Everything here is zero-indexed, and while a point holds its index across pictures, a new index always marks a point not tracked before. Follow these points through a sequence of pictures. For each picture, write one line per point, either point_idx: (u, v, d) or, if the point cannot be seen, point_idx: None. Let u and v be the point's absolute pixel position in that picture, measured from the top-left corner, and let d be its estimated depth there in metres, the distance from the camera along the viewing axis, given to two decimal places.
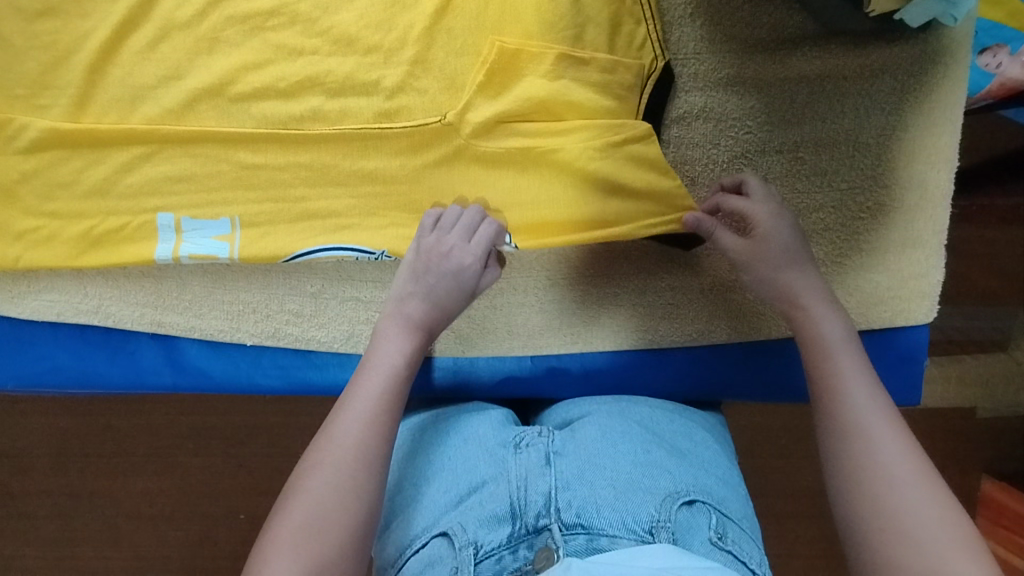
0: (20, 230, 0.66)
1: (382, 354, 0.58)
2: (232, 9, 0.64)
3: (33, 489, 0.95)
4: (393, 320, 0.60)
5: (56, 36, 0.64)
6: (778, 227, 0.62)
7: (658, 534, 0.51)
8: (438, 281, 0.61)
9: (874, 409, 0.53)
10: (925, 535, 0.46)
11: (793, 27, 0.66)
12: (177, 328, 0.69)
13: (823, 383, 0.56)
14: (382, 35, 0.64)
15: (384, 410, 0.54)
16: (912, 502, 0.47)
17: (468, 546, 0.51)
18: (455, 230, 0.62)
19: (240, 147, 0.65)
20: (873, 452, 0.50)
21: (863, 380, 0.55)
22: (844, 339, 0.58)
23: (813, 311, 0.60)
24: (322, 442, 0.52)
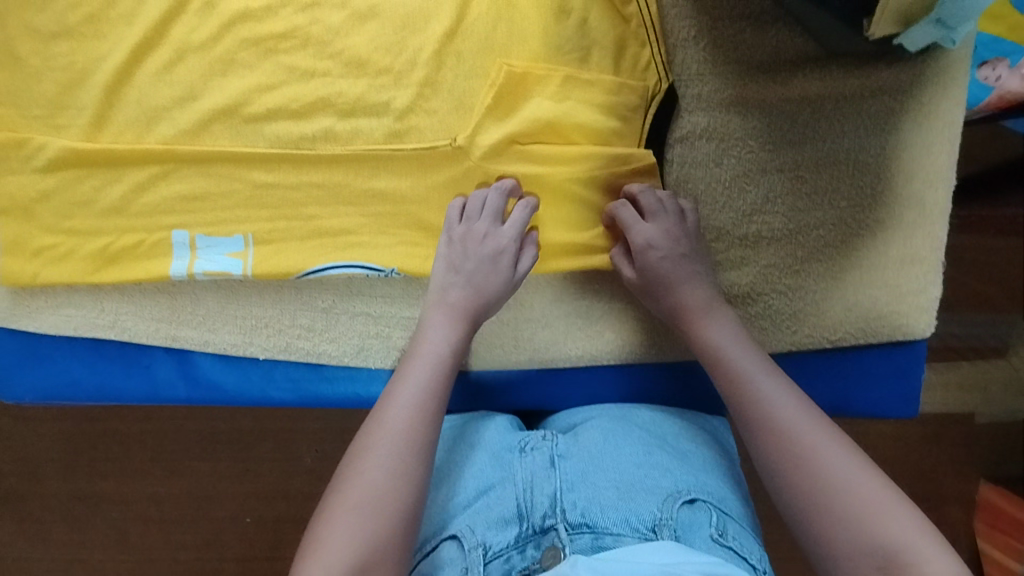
0: (37, 247, 0.67)
1: (429, 342, 0.61)
2: (245, 32, 0.66)
3: (44, 496, 0.96)
4: (441, 307, 0.63)
5: (73, 57, 0.65)
6: (654, 257, 0.64)
7: (661, 532, 0.54)
8: (476, 266, 0.64)
9: (776, 396, 0.58)
10: (847, 500, 0.51)
11: (795, 49, 0.68)
12: (192, 342, 0.70)
13: (729, 388, 0.60)
14: (393, 57, 0.66)
15: (432, 394, 0.58)
16: (829, 473, 0.53)
17: (477, 548, 0.54)
18: (487, 215, 0.65)
19: (253, 166, 0.67)
20: (784, 438, 0.55)
21: (762, 372, 0.59)
22: (736, 340, 0.62)
23: (700, 326, 0.63)
24: (372, 427, 0.56)
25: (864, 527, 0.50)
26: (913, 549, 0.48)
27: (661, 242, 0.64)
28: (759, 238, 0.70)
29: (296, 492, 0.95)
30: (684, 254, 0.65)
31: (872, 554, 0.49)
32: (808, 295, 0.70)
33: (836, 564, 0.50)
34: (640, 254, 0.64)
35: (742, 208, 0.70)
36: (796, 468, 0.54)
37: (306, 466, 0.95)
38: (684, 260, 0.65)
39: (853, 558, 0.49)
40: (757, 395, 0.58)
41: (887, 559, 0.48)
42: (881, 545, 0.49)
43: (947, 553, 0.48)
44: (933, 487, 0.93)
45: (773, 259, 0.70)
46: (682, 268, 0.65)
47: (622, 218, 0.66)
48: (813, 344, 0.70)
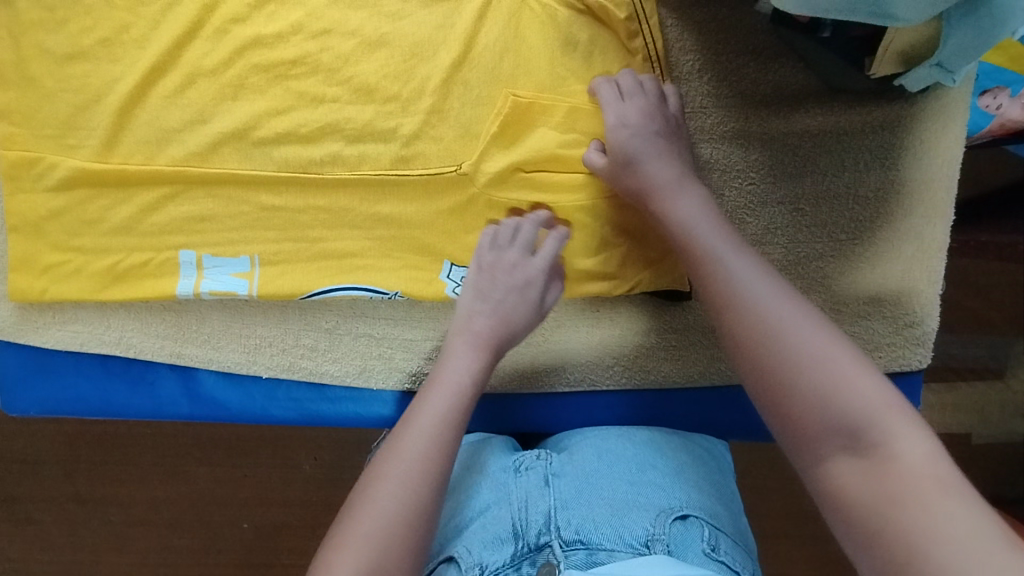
0: (46, 264, 0.68)
1: (450, 371, 0.60)
2: (257, 58, 0.67)
3: (44, 502, 0.97)
4: (467, 332, 0.63)
5: (86, 79, 0.66)
6: (625, 133, 0.62)
7: (654, 546, 0.54)
8: (504, 295, 0.64)
9: (747, 271, 0.55)
10: (818, 373, 0.49)
11: (797, 85, 0.69)
12: (196, 360, 0.71)
13: (694, 265, 0.58)
14: (401, 85, 0.67)
15: (448, 425, 0.57)
16: (801, 348, 0.50)
17: (473, 567, 0.55)
18: (520, 244, 0.65)
19: (261, 189, 0.68)
20: (753, 311, 0.53)
21: (733, 248, 0.57)
22: (705, 215, 0.59)
23: (668, 202, 0.60)
24: (387, 456, 0.56)
25: (833, 400, 0.48)
26: (883, 421, 0.46)
27: (633, 119, 0.63)
28: None
29: (295, 500, 0.96)
30: (655, 132, 0.63)
31: (843, 426, 0.47)
32: None
33: (801, 440, 0.49)
34: (610, 131, 0.63)
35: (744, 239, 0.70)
36: (766, 344, 0.51)
37: (304, 473, 0.96)
38: (657, 137, 0.63)
39: (820, 430, 0.48)
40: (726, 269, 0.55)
41: (855, 435, 0.47)
42: (849, 420, 0.47)
43: (919, 427, 0.46)
44: None
45: None
46: (655, 143, 0.62)
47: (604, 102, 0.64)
48: None
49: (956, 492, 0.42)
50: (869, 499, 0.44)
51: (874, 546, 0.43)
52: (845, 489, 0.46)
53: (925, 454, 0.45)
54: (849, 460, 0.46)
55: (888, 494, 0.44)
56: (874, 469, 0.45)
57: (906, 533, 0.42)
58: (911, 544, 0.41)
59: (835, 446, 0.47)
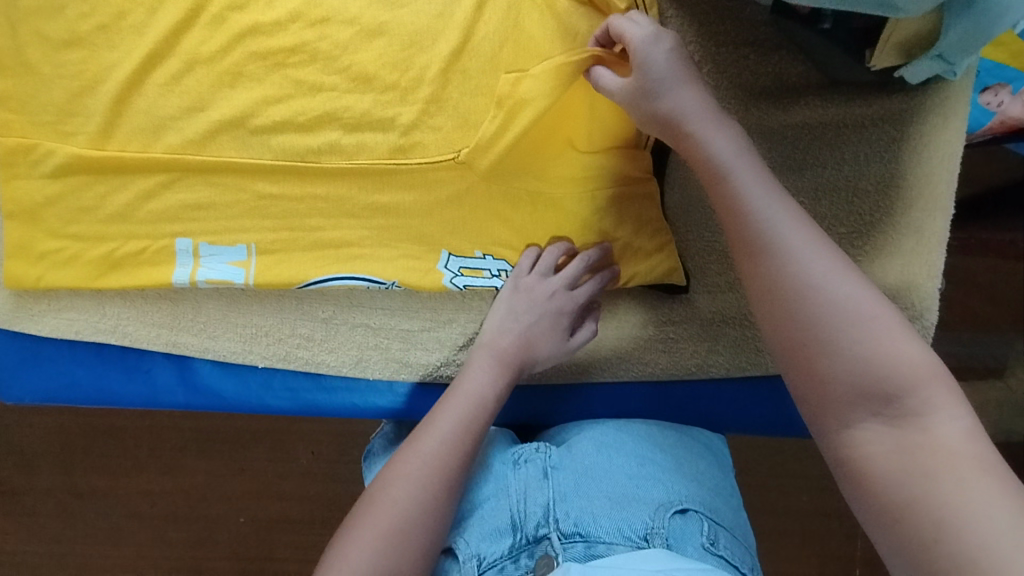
0: (42, 250, 0.68)
1: (471, 382, 0.62)
2: (255, 46, 0.67)
3: (39, 493, 0.97)
4: (496, 348, 0.64)
5: (83, 66, 0.66)
6: (653, 51, 0.55)
7: (653, 539, 0.54)
8: (535, 318, 0.65)
9: (786, 220, 0.50)
10: (859, 334, 0.45)
11: (797, 77, 0.69)
12: (192, 349, 0.71)
13: (723, 209, 0.53)
14: (400, 74, 0.67)
15: (470, 431, 0.58)
16: (843, 305, 0.46)
17: (471, 559, 0.55)
18: (563, 272, 0.66)
19: (258, 178, 0.68)
20: (791, 262, 0.49)
21: (771, 193, 0.51)
22: (743, 155, 0.53)
23: (702, 133, 0.54)
24: (407, 456, 0.56)
25: (872, 363, 0.45)
26: (923, 388, 0.44)
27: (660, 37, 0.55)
28: None
29: (291, 493, 0.96)
30: (682, 56, 0.56)
31: (879, 392, 0.44)
32: None
33: (826, 402, 0.46)
34: (633, 46, 0.55)
35: None
36: (801, 298, 0.47)
37: (301, 467, 0.96)
38: (684, 61, 0.55)
39: (853, 394, 0.45)
40: (762, 213, 0.51)
41: (890, 402, 0.44)
42: (887, 386, 0.44)
43: (958, 399, 0.44)
44: None
45: None
46: (685, 65, 0.55)
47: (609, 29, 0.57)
48: None
49: (990, 468, 0.40)
50: (897, 470, 0.43)
51: (898, 519, 0.42)
52: (870, 458, 0.44)
53: (961, 430, 0.42)
54: (879, 427, 0.44)
55: (920, 466, 0.42)
56: (906, 439, 0.43)
57: (934, 509, 0.40)
58: (940, 518, 0.40)
59: (865, 412, 0.45)
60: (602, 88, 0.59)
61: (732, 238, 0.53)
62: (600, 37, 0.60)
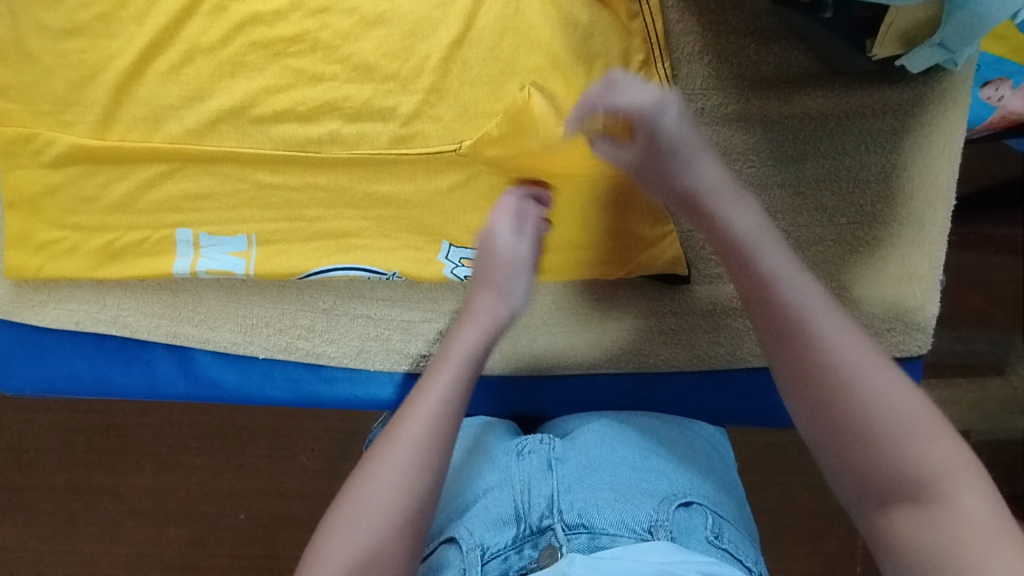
0: (42, 240, 0.68)
1: (461, 344, 0.58)
2: (255, 35, 0.67)
3: (38, 488, 0.97)
4: (477, 312, 0.60)
5: (83, 55, 0.66)
6: (658, 122, 0.57)
7: (657, 532, 0.53)
8: (485, 261, 0.62)
9: (815, 302, 0.51)
10: (885, 416, 0.47)
11: (799, 66, 0.68)
12: (192, 340, 0.71)
13: (748, 288, 0.54)
14: (400, 63, 0.67)
15: (455, 399, 0.54)
16: (875, 396, 0.47)
17: (475, 548, 0.54)
18: (507, 220, 0.62)
19: (259, 168, 0.68)
20: (820, 350, 0.49)
21: (796, 272, 0.53)
22: (766, 230, 0.55)
23: (725, 210, 0.56)
24: (390, 436, 0.52)
25: (902, 455, 0.46)
26: (949, 468, 0.45)
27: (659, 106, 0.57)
28: None
29: (290, 490, 0.95)
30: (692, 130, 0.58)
31: (908, 480, 0.45)
32: None
33: (857, 481, 0.47)
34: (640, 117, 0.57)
35: None
36: (829, 379, 0.49)
37: (301, 464, 0.95)
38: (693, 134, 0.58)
39: (882, 481, 0.46)
40: (787, 296, 0.52)
41: (919, 482, 0.45)
42: (915, 468, 0.45)
43: (979, 478, 0.45)
44: None
45: None
46: (698, 140, 0.58)
47: (598, 94, 0.58)
48: None
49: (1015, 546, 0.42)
50: (925, 545, 0.44)
51: None
52: (900, 534, 0.46)
53: (984, 507, 0.44)
54: (908, 508, 0.45)
55: (949, 541, 0.43)
56: (933, 517, 0.44)
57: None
58: None
59: (894, 492, 0.46)
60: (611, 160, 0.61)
61: (755, 316, 0.54)
62: (581, 117, 0.60)
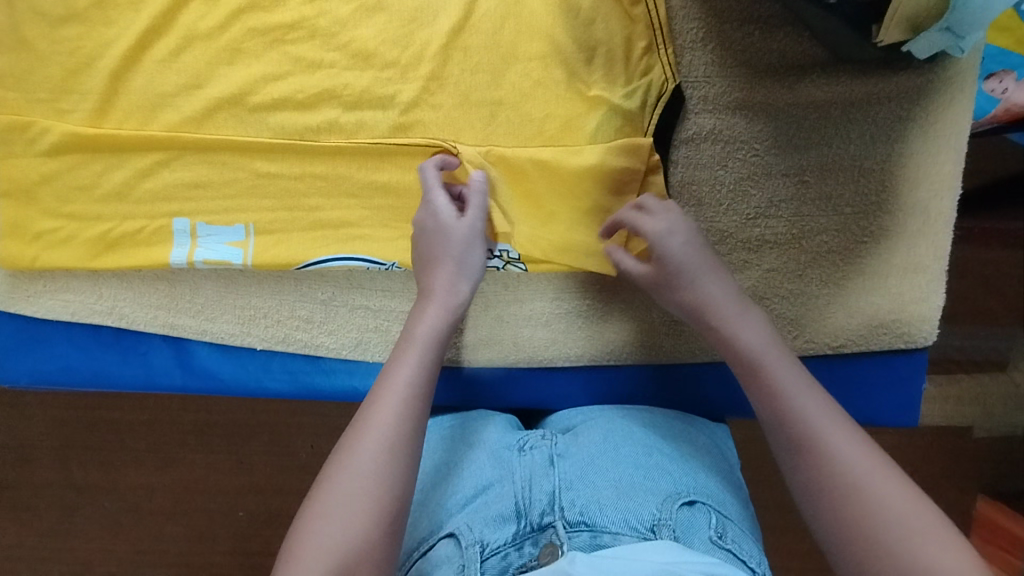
0: (38, 230, 0.67)
1: (421, 327, 0.58)
2: (253, 22, 0.66)
3: (35, 484, 0.96)
4: (437, 290, 0.60)
5: (79, 42, 0.66)
6: (677, 241, 0.60)
7: (660, 531, 0.52)
8: (428, 239, 0.62)
9: (822, 414, 0.51)
10: (890, 524, 0.45)
11: (803, 54, 0.67)
12: (189, 331, 0.70)
13: (760, 397, 0.54)
14: (400, 51, 0.67)
15: (421, 382, 0.54)
16: (879, 502, 0.46)
17: (474, 545, 0.53)
18: (438, 192, 0.62)
19: (257, 156, 0.67)
20: (828, 458, 0.49)
21: (806, 387, 0.53)
22: (772, 344, 0.56)
23: (731, 325, 0.57)
24: (359, 425, 0.52)
25: (910, 559, 0.43)
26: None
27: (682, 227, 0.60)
28: (763, 242, 0.69)
29: (289, 488, 0.94)
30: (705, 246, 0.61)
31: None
32: (810, 300, 0.69)
33: None
34: (660, 240, 0.60)
35: (747, 211, 0.69)
36: (835, 488, 0.48)
37: (299, 461, 0.94)
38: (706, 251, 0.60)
39: None
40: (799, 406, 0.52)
41: None
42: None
43: None
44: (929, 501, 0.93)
45: (773, 264, 0.69)
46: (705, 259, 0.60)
47: (628, 213, 0.62)
48: (812, 350, 0.70)
49: None
50: None
51: None
52: None
53: None
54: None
55: None
56: None
57: None
58: None
59: None
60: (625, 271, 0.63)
61: (767, 427, 0.53)
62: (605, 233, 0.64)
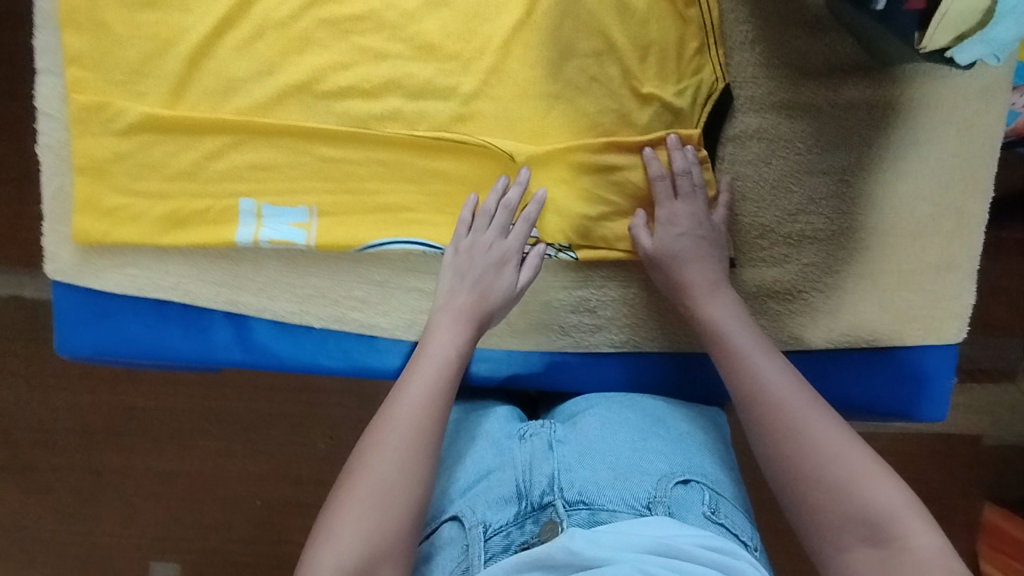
0: (110, 206, 0.70)
1: (436, 344, 0.63)
2: (324, 13, 0.69)
3: (73, 460, 0.98)
4: (451, 307, 0.65)
5: (157, 27, 0.69)
6: (673, 233, 0.68)
7: (656, 507, 0.55)
8: (481, 275, 0.66)
9: (772, 371, 0.61)
10: (834, 464, 0.54)
11: (848, 58, 0.70)
12: (250, 308, 0.72)
13: (721, 359, 0.64)
14: (462, 45, 0.70)
15: (444, 383, 0.60)
16: (815, 443, 0.56)
17: (478, 525, 0.55)
18: (511, 238, 0.67)
19: (322, 141, 0.70)
20: (779, 409, 0.59)
21: (761, 351, 0.63)
22: (733, 318, 0.66)
23: (702, 302, 0.67)
24: (380, 422, 0.57)
25: (849, 496, 0.53)
26: (898, 517, 0.51)
27: (682, 221, 0.68)
28: (803, 237, 0.72)
29: (316, 475, 0.97)
30: (704, 237, 0.68)
31: (858, 520, 0.52)
32: (848, 295, 0.72)
33: (821, 526, 0.53)
34: (659, 228, 0.68)
35: (789, 207, 0.72)
36: (791, 436, 0.57)
37: (320, 451, 0.97)
38: (704, 243, 0.68)
39: (844, 518, 0.52)
40: (758, 370, 0.61)
41: (875, 527, 0.51)
42: (868, 513, 0.52)
43: (932, 526, 0.51)
44: (937, 507, 0.95)
45: (813, 258, 0.72)
46: (694, 250, 0.68)
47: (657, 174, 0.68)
48: (849, 343, 0.72)
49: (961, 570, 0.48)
50: None
51: None
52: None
53: (937, 545, 0.50)
54: (867, 551, 0.51)
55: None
56: (890, 559, 0.50)
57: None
58: None
59: (855, 537, 0.52)
60: (637, 243, 0.69)
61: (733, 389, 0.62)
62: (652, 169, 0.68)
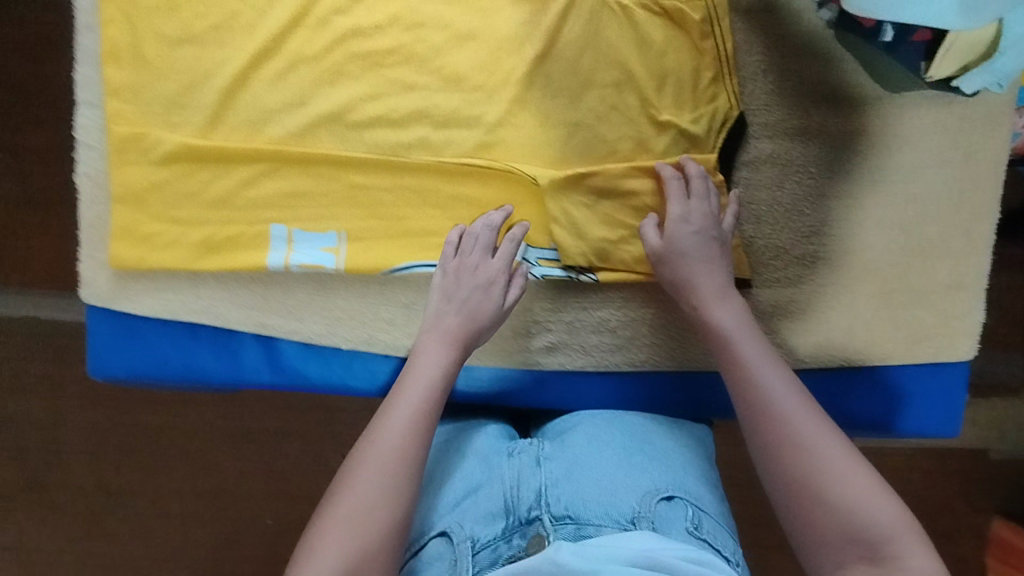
0: (146, 233, 0.72)
1: (423, 365, 0.64)
2: (354, 47, 0.72)
3: (95, 479, 0.99)
4: (437, 328, 0.67)
5: (195, 61, 0.72)
6: (686, 230, 0.68)
7: (640, 523, 0.57)
8: (468, 295, 0.68)
9: (778, 386, 0.61)
10: (839, 482, 0.55)
11: (857, 87, 0.73)
12: (280, 331, 0.74)
13: (729, 369, 0.64)
14: (487, 76, 0.73)
15: (431, 404, 0.62)
16: (820, 459, 0.57)
17: (466, 541, 0.58)
18: (495, 260, 0.69)
19: (351, 169, 0.72)
20: (787, 423, 0.59)
21: (767, 363, 0.63)
22: (742, 326, 0.66)
23: (714, 308, 0.67)
24: (365, 444, 0.59)
25: (847, 515, 0.54)
26: (894, 537, 0.53)
27: (695, 219, 0.69)
28: (817, 258, 0.74)
29: None
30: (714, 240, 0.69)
31: (855, 538, 0.53)
32: (861, 313, 0.74)
33: (818, 544, 0.55)
34: (672, 223, 0.69)
35: (802, 229, 0.74)
36: (797, 452, 0.58)
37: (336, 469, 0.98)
38: (713, 244, 0.69)
39: (842, 537, 0.54)
40: (765, 385, 0.61)
41: (873, 546, 0.53)
42: (867, 532, 0.53)
43: (926, 546, 0.53)
44: (945, 521, 0.97)
45: (827, 278, 0.74)
46: (705, 252, 0.69)
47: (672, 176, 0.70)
48: (864, 361, 0.74)
49: None
50: None
51: None
52: None
53: (931, 565, 0.51)
54: (866, 570, 0.52)
55: None
56: None
57: None
58: None
59: (854, 556, 0.53)
60: (646, 240, 0.70)
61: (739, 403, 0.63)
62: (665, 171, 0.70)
